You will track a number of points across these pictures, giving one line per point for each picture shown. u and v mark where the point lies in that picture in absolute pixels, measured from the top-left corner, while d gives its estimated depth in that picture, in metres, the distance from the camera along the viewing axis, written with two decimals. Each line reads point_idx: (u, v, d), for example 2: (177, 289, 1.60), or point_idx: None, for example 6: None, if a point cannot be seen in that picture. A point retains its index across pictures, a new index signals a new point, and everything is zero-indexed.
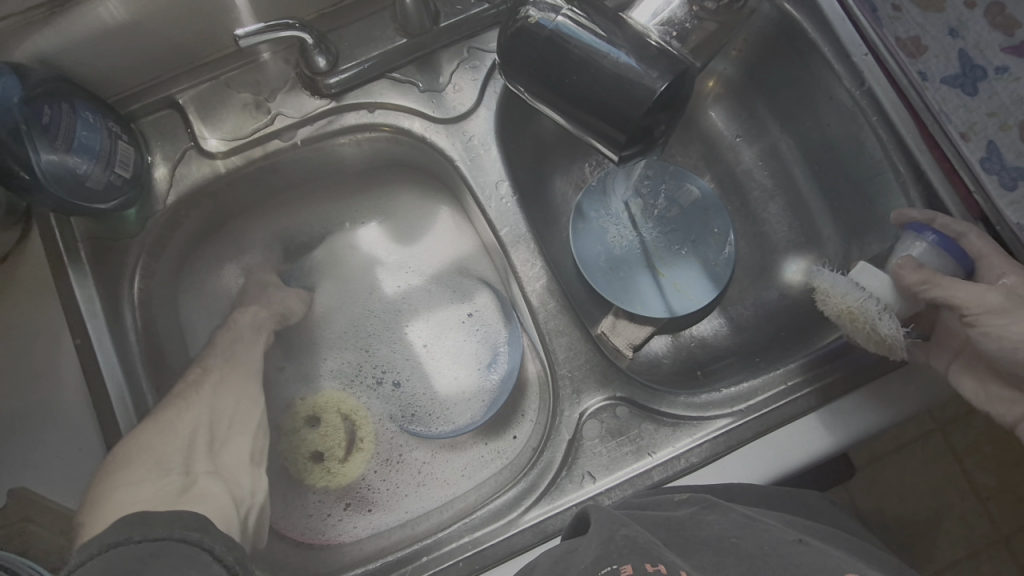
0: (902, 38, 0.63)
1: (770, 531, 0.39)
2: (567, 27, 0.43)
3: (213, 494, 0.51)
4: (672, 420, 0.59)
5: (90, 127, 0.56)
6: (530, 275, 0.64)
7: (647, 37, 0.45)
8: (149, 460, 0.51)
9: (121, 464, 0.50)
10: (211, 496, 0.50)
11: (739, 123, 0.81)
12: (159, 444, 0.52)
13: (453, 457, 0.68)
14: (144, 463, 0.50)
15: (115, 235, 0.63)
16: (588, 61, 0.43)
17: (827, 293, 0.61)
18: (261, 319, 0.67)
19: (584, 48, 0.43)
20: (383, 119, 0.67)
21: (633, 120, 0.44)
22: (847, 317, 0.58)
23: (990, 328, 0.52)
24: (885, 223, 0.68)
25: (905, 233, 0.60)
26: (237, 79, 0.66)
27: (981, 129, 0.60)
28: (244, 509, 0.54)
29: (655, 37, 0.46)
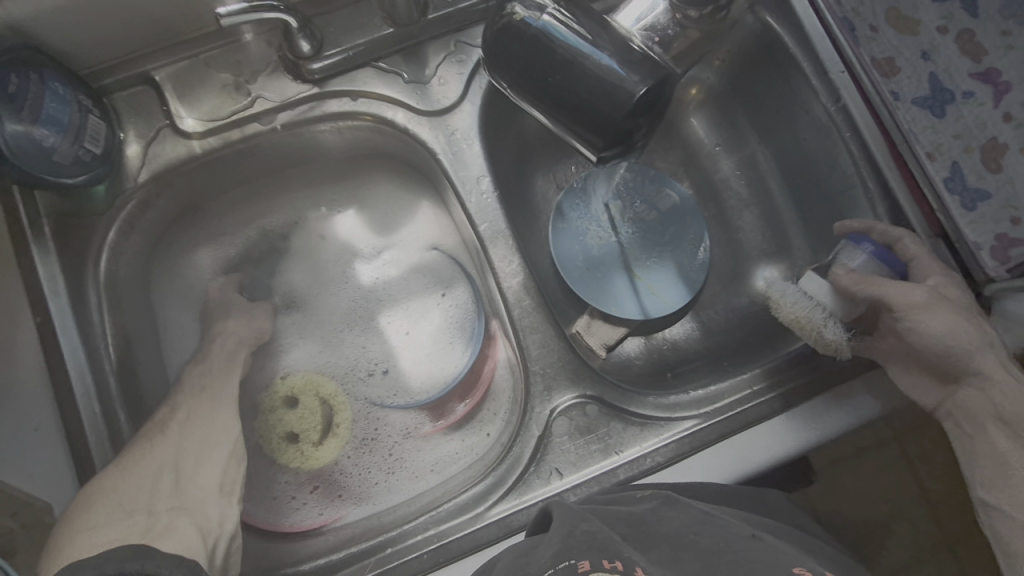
0: (877, 58, 0.67)
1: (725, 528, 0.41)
2: (554, 28, 0.44)
3: (173, 532, 0.48)
4: (640, 420, 0.60)
5: (58, 98, 0.55)
6: (508, 271, 0.64)
7: (631, 41, 0.46)
8: (112, 502, 0.49)
9: (81, 513, 0.48)
10: (170, 535, 0.48)
11: (719, 132, 0.82)
12: (123, 486, 0.50)
13: (422, 450, 0.68)
14: (105, 509, 0.48)
15: (80, 212, 0.61)
16: (572, 63, 0.44)
17: (778, 303, 0.64)
18: (234, 339, 0.65)
19: (567, 48, 0.44)
20: (365, 108, 0.66)
21: (612, 123, 0.44)
22: (796, 325, 0.62)
23: (916, 321, 0.55)
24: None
25: (847, 245, 0.62)
26: (217, 59, 0.64)
27: (947, 150, 0.64)
28: (213, 541, 0.51)
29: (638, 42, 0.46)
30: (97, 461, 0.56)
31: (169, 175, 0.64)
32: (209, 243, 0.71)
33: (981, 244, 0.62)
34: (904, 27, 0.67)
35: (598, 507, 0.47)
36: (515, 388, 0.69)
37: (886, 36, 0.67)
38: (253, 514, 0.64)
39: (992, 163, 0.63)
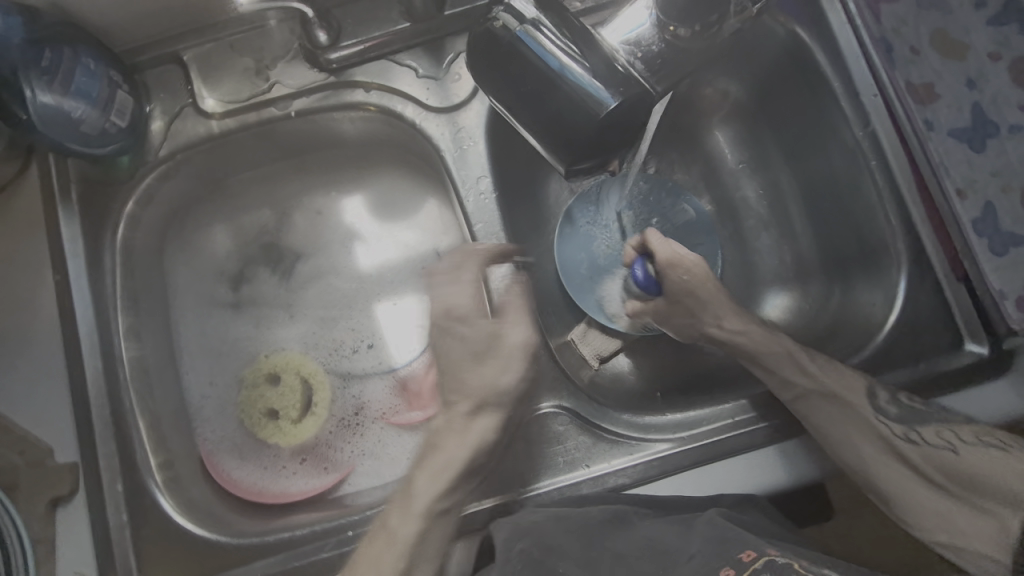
0: (914, 83, 0.62)
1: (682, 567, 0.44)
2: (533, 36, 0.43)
3: None
4: (611, 437, 0.59)
5: (90, 73, 0.58)
6: (498, 274, 0.64)
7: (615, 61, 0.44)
8: None
9: None
10: None
11: (744, 149, 0.77)
12: None
13: (401, 435, 0.70)
14: None
15: (107, 179, 0.65)
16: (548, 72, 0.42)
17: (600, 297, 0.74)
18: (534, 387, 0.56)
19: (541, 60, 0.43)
20: (377, 100, 0.66)
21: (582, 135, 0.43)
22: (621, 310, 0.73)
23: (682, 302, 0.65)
24: (876, 273, 0.65)
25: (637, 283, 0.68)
26: (242, 43, 0.67)
27: (981, 188, 0.59)
28: None
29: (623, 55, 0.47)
30: (95, 413, 0.61)
31: (188, 152, 0.67)
32: (224, 219, 0.75)
33: (1006, 292, 0.57)
34: (950, 48, 0.62)
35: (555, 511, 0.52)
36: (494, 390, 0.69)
37: (927, 59, 0.62)
38: (240, 488, 0.67)
39: None
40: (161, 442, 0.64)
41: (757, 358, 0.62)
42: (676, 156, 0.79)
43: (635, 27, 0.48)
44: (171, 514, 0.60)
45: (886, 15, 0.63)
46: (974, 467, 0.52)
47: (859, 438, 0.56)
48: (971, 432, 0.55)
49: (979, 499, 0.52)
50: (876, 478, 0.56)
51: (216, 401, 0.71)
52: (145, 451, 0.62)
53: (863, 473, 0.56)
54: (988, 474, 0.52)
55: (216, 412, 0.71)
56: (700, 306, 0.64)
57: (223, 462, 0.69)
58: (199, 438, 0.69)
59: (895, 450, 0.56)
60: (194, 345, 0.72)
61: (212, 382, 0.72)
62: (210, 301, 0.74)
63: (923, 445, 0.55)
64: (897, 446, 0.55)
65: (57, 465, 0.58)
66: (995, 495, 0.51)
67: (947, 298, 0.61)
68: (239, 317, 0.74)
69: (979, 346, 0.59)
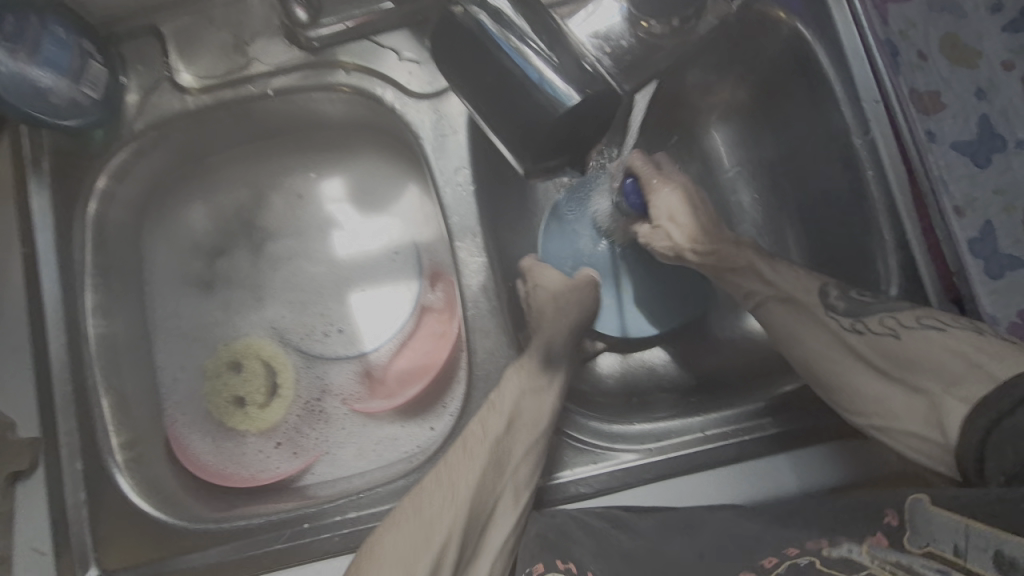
0: (919, 90, 0.59)
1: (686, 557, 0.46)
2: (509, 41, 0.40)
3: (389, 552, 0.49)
4: (577, 446, 0.58)
5: (59, 42, 0.57)
6: (473, 268, 0.61)
7: (585, 55, 0.41)
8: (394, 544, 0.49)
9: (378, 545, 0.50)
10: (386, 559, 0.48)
11: (739, 151, 0.72)
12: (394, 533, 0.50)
13: (368, 426, 0.69)
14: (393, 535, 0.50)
15: (82, 150, 0.64)
16: (522, 83, 0.39)
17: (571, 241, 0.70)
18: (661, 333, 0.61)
19: (514, 67, 0.40)
20: (358, 82, 0.64)
21: (541, 137, 0.40)
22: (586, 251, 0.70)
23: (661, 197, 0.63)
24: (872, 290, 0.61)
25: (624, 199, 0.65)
26: (222, 17, 0.65)
27: (982, 207, 0.58)
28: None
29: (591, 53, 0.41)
30: (57, 390, 0.60)
31: (164, 127, 0.65)
32: (202, 198, 0.73)
33: (997, 317, 0.56)
34: (959, 56, 0.60)
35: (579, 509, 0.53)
36: (464, 389, 0.68)
37: (935, 66, 0.60)
38: (214, 476, 0.66)
39: None
40: (125, 422, 0.63)
41: (733, 268, 0.60)
42: (672, 151, 0.73)
43: (607, 20, 0.51)
44: (129, 494, 0.60)
45: (895, 17, 0.60)
46: (913, 349, 0.48)
47: (808, 337, 0.54)
48: (914, 316, 0.50)
49: (917, 379, 0.48)
50: (831, 367, 0.52)
51: (183, 386, 0.70)
52: (107, 431, 0.61)
53: (813, 367, 0.54)
54: (931, 361, 0.47)
55: (184, 394, 0.70)
56: (703, 240, 0.61)
57: (191, 444, 0.68)
58: (167, 420, 0.69)
59: (844, 343, 0.52)
60: (164, 326, 0.71)
61: (180, 365, 0.71)
62: (183, 281, 0.72)
63: (870, 335, 0.51)
64: (848, 339, 0.52)
65: (17, 440, 0.58)
66: (932, 373, 0.46)
67: None
68: (209, 297, 0.72)
69: None
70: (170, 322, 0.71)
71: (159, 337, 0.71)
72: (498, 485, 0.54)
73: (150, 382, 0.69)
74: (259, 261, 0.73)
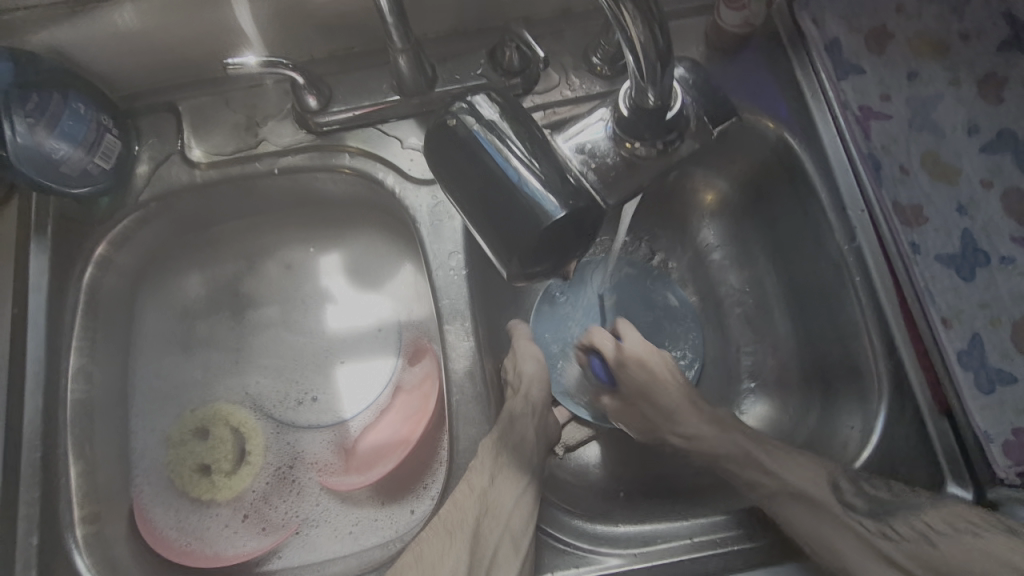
0: (901, 203, 0.61)
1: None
2: (492, 145, 0.42)
3: None
4: (561, 547, 0.56)
5: (76, 117, 0.60)
6: (460, 353, 0.61)
7: (569, 170, 0.42)
8: None
9: None
10: None
11: (730, 245, 0.72)
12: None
13: (341, 506, 0.67)
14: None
15: (86, 217, 0.65)
16: (506, 185, 0.41)
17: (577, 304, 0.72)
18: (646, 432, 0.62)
19: (497, 167, 0.41)
20: (361, 165, 0.66)
21: (526, 247, 0.41)
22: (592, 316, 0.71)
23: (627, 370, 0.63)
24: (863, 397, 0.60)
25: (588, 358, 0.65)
26: (238, 98, 0.68)
27: (968, 319, 0.58)
28: None
29: (576, 166, 0.44)
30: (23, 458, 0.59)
31: (170, 197, 0.67)
32: (198, 264, 0.74)
33: (991, 435, 0.55)
34: (940, 172, 0.62)
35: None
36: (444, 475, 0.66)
37: (916, 180, 0.62)
38: (181, 556, 0.63)
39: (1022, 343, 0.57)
40: (91, 494, 0.61)
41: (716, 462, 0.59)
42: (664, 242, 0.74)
43: (592, 136, 0.45)
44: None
45: (876, 133, 0.63)
46: (945, 556, 0.49)
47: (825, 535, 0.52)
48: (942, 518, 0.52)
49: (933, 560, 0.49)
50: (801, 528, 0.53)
51: (150, 454, 0.68)
52: (71, 503, 0.59)
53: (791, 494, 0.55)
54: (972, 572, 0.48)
55: (154, 464, 0.68)
56: (681, 419, 0.60)
57: (154, 519, 0.65)
58: (133, 491, 0.66)
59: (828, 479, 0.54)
60: (142, 391, 0.70)
61: (153, 433, 0.69)
62: (171, 347, 0.72)
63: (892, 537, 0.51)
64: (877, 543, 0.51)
65: None
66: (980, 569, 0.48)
67: (930, 433, 0.57)
68: (192, 364, 0.72)
69: (961, 489, 0.55)
70: (149, 388, 0.70)
71: (136, 402, 0.69)
72: (493, 529, 0.54)
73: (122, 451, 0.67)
74: (248, 330, 0.73)
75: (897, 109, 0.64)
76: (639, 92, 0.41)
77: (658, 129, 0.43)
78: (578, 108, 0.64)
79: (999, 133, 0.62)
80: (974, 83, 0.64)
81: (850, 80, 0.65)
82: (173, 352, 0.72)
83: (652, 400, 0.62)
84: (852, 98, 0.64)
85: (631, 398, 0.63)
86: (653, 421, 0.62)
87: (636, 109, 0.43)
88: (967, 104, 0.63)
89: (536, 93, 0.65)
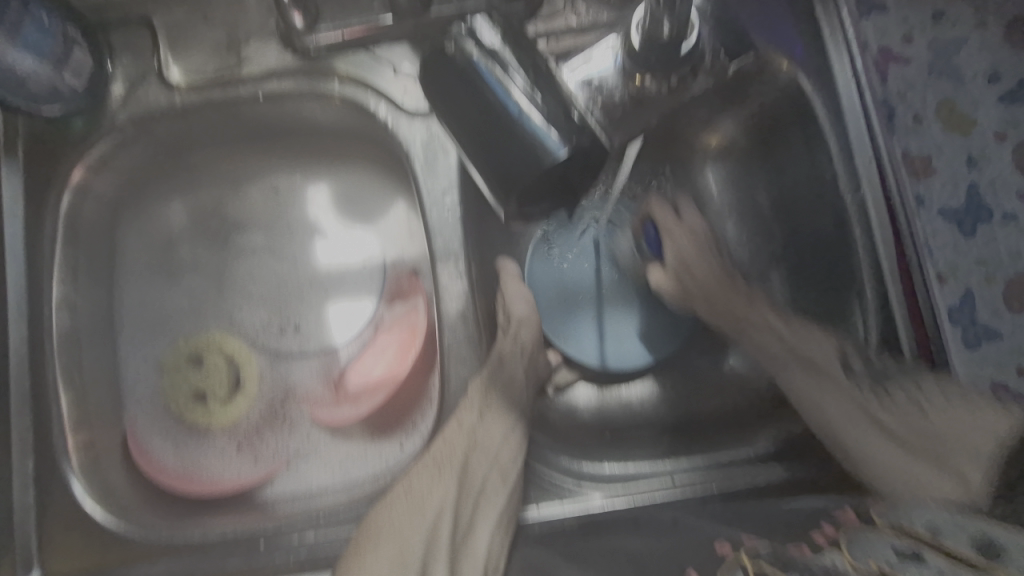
0: (911, 154, 0.60)
1: (654, 554, 0.50)
2: (496, 78, 0.39)
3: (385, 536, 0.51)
4: (546, 484, 0.58)
5: (40, 27, 0.54)
6: (452, 294, 0.60)
7: (574, 107, 0.40)
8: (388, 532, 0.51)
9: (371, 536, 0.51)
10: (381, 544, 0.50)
11: (731, 190, 0.70)
12: (389, 522, 0.52)
13: (332, 439, 0.68)
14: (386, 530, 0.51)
15: (59, 139, 0.62)
16: (508, 123, 0.39)
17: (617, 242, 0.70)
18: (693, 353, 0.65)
19: (499, 104, 0.39)
20: (351, 94, 0.63)
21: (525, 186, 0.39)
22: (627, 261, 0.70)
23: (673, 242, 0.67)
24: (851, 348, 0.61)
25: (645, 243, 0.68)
26: (218, 15, 0.63)
27: (963, 275, 0.58)
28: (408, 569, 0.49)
29: (581, 104, 0.42)
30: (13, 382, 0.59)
31: (149, 122, 0.63)
32: (182, 192, 0.71)
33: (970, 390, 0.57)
34: (955, 123, 0.60)
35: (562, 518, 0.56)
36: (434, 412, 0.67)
37: (929, 130, 0.60)
38: (173, 483, 0.65)
39: (1013, 301, 0.58)
40: (83, 421, 0.61)
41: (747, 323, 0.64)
42: (667, 186, 0.71)
43: (602, 68, 0.51)
44: (80, 499, 0.58)
45: (894, 78, 0.61)
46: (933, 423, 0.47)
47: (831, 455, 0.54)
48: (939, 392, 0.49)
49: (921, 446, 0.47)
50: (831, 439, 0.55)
51: (143, 382, 0.68)
52: (63, 430, 0.60)
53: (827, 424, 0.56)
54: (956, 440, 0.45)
55: (145, 391, 0.68)
56: (718, 295, 0.65)
57: (150, 444, 0.66)
58: (127, 418, 0.66)
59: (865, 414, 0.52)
60: (129, 320, 0.69)
61: (143, 360, 0.68)
62: (155, 275, 0.70)
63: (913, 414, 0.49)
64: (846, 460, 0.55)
65: None
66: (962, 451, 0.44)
67: None
68: (178, 294, 0.70)
69: None
70: (136, 317, 0.69)
71: (124, 331, 0.68)
72: (483, 463, 0.56)
73: (113, 380, 0.67)
74: (235, 260, 0.71)
75: (916, 53, 0.61)
76: (654, 22, 0.44)
77: (669, 61, 0.47)
78: (584, 38, 0.60)
79: (1021, 83, 0.60)
80: (1001, 27, 0.60)
81: (872, 20, 0.61)
82: (160, 280, 0.70)
83: (692, 274, 0.66)
84: (872, 38, 0.61)
85: (675, 267, 0.66)
86: (693, 292, 0.65)
87: (648, 39, 0.46)
88: (992, 50, 0.60)
89: (539, 19, 0.61)
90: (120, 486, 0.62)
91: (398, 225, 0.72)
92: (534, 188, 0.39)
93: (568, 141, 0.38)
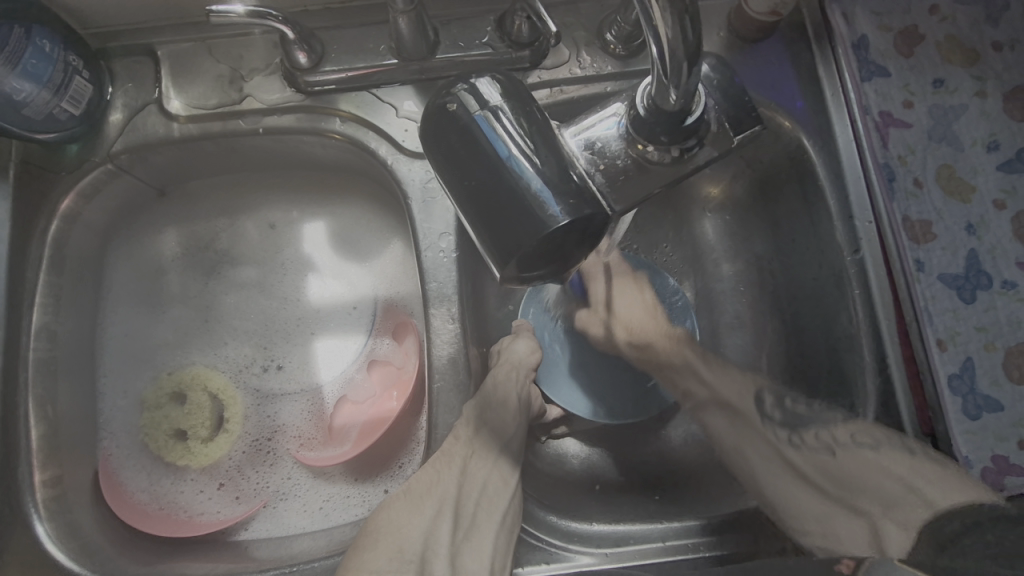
0: (911, 218, 0.59)
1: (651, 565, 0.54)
2: (497, 136, 0.38)
3: (382, 525, 0.52)
4: (532, 541, 0.55)
5: (42, 55, 0.53)
6: (445, 339, 0.58)
7: (572, 167, 0.39)
8: (381, 549, 0.50)
9: (367, 537, 0.52)
10: (379, 533, 0.51)
11: (730, 243, 0.70)
12: (385, 526, 0.52)
13: (316, 481, 0.66)
14: (387, 549, 0.50)
15: (51, 165, 0.61)
16: (507, 185, 0.37)
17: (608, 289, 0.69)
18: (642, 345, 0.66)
19: (499, 162, 0.38)
20: (352, 133, 0.62)
21: (524, 253, 0.38)
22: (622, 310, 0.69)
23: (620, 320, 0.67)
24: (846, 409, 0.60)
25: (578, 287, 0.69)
26: (222, 47, 0.63)
27: (963, 341, 0.57)
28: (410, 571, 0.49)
29: (582, 165, 0.41)
30: None
31: (145, 150, 0.62)
32: (176, 221, 0.70)
33: (971, 460, 0.55)
34: (954, 188, 0.60)
35: (563, 544, 0.55)
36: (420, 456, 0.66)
37: (929, 196, 0.60)
38: (147, 525, 0.62)
39: (1013, 371, 0.56)
40: (52, 455, 0.59)
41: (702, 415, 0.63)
42: (660, 233, 0.72)
43: (602, 133, 0.42)
44: (45, 542, 0.55)
45: (894, 141, 0.60)
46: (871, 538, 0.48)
47: None
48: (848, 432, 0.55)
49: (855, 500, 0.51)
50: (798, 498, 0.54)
51: (122, 418, 0.66)
52: (29, 465, 0.57)
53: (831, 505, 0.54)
54: None
55: (123, 427, 0.66)
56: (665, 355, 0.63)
57: (127, 482, 0.64)
58: (104, 454, 0.64)
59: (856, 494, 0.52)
60: (111, 351, 0.67)
61: (122, 392, 0.67)
62: (140, 305, 0.69)
63: None
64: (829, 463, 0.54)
65: None
66: None
67: None
68: (161, 325, 0.69)
69: None
70: (119, 348, 0.68)
71: (107, 362, 0.67)
72: (482, 469, 0.55)
73: (89, 413, 0.64)
74: (223, 291, 0.70)
75: (917, 118, 0.61)
76: (660, 91, 0.38)
77: (675, 133, 0.40)
78: (587, 88, 0.61)
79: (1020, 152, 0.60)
80: (1000, 96, 0.61)
81: (874, 82, 0.61)
82: (148, 310, 0.69)
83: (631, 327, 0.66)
84: (874, 101, 0.61)
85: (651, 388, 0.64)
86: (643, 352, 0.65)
87: (653, 108, 0.40)
88: (991, 118, 0.61)
89: (543, 69, 0.61)
90: (89, 525, 0.59)
91: (394, 262, 0.71)
92: (535, 249, 0.37)
93: (563, 201, 0.37)
